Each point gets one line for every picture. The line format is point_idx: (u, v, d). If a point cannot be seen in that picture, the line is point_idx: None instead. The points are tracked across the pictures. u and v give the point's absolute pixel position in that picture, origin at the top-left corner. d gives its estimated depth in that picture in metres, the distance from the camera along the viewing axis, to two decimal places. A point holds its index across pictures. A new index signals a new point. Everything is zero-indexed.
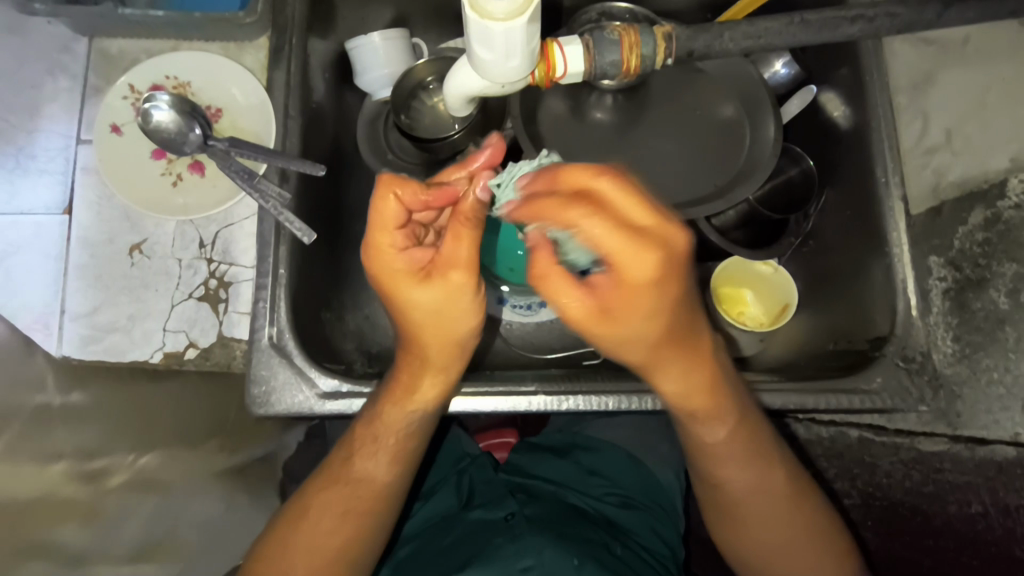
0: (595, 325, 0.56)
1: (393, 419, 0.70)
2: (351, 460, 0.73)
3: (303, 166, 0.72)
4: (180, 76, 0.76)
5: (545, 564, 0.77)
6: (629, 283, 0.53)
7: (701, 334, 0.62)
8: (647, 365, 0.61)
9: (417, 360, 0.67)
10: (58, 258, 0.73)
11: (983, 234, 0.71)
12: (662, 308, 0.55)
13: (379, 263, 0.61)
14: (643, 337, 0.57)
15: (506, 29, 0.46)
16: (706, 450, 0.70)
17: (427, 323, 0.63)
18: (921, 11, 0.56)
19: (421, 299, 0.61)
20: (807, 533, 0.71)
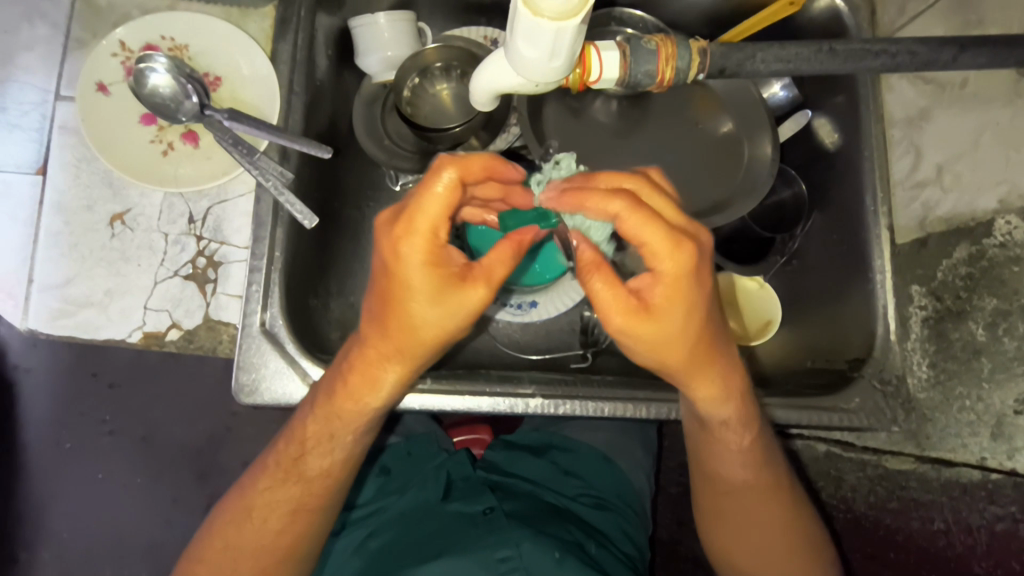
0: (634, 322, 0.54)
1: (348, 410, 0.64)
2: (304, 459, 0.68)
3: (306, 145, 0.68)
4: (177, 38, 0.71)
5: (523, 556, 0.78)
6: (669, 274, 0.52)
7: (734, 364, 0.62)
8: (680, 373, 0.59)
9: (388, 354, 0.61)
10: (27, 223, 0.68)
11: (966, 269, 0.71)
12: (681, 334, 0.55)
13: (416, 254, 0.54)
14: (677, 337, 0.54)
15: (555, 29, 0.44)
16: (709, 442, 0.70)
17: (427, 325, 0.58)
18: (938, 52, 0.58)
19: (425, 308, 0.56)
20: (777, 540, 0.73)
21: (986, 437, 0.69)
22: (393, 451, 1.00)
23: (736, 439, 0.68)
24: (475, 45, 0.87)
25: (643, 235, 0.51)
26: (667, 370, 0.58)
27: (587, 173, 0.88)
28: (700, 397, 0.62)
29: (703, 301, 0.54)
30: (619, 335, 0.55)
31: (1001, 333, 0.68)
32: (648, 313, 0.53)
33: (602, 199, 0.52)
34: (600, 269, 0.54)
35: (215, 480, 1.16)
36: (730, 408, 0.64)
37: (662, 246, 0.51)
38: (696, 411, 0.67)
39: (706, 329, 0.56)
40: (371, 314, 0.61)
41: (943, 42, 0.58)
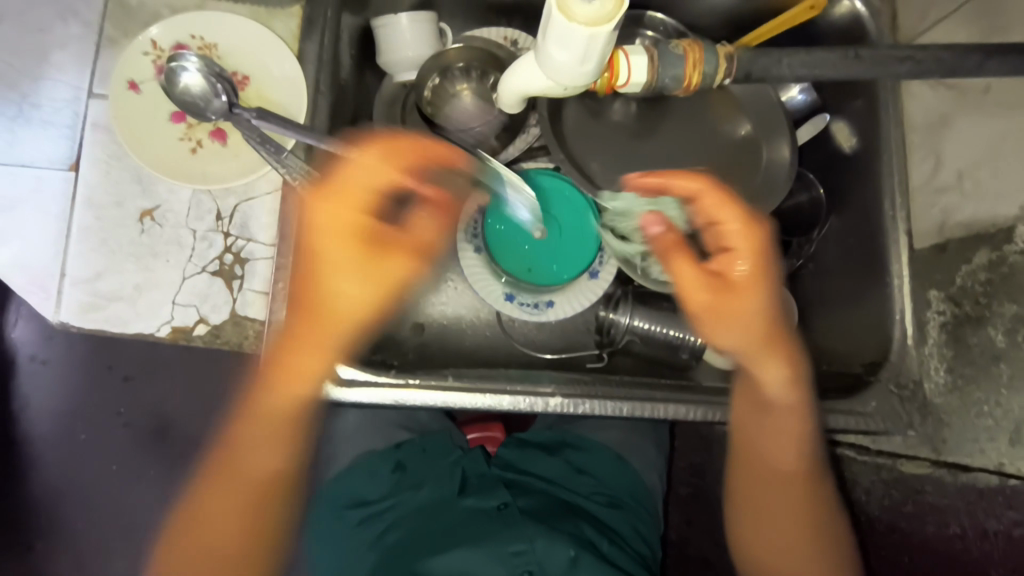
0: (718, 299, 0.69)
1: (287, 382, 0.69)
2: (235, 458, 0.72)
3: (331, 143, 0.68)
4: (206, 37, 0.72)
5: (537, 551, 0.82)
6: (755, 263, 0.68)
7: (794, 348, 0.74)
8: (741, 350, 0.71)
9: (297, 321, 0.67)
10: (60, 218, 0.69)
11: (986, 275, 0.71)
12: (755, 309, 0.69)
13: (338, 220, 0.66)
14: (750, 315, 0.69)
15: (590, 34, 0.45)
16: (765, 430, 0.75)
17: (330, 297, 0.67)
18: (965, 59, 0.58)
19: (356, 282, 0.67)
20: (795, 536, 0.75)
21: (1004, 443, 0.69)
22: (408, 446, 1.00)
23: (790, 424, 0.74)
24: (495, 44, 0.88)
25: (722, 215, 0.68)
26: (740, 350, 0.71)
27: (606, 174, 0.89)
28: (769, 377, 0.73)
29: (774, 287, 0.70)
30: (702, 310, 0.69)
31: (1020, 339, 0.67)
32: (733, 290, 0.69)
33: (689, 178, 0.69)
34: (680, 249, 0.69)
35: None
36: (792, 393, 0.73)
37: (735, 227, 0.68)
38: (759, 397, 0.75)
39: (776, 310, 0.71)
40: (304, 273, 0.68)
41: (970, 49, 0.58)
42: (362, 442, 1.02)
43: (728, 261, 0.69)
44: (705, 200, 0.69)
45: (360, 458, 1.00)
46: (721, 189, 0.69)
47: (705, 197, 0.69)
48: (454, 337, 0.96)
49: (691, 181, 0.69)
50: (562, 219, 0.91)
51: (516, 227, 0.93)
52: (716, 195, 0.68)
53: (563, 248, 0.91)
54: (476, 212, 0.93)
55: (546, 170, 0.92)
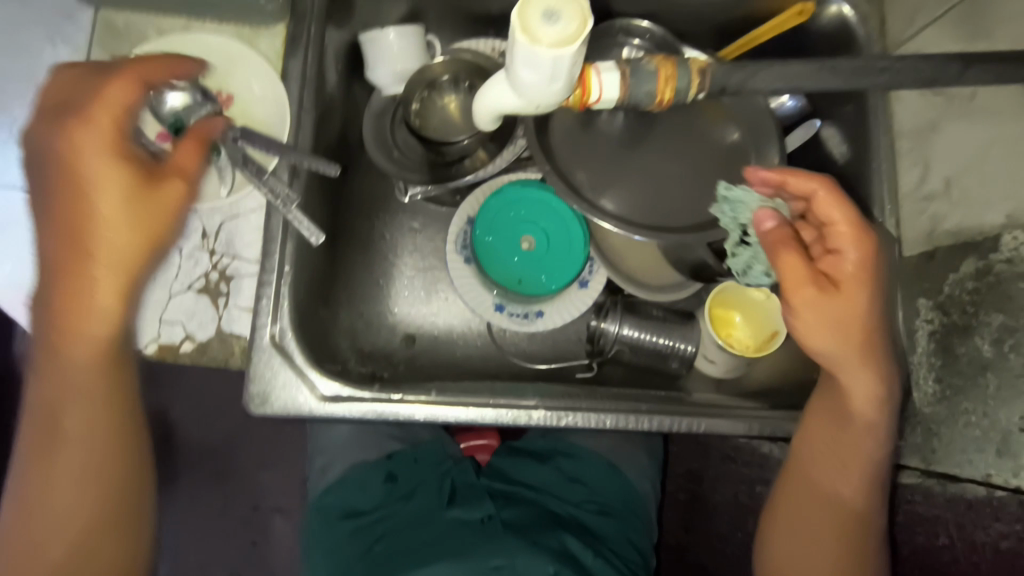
0: (825, 293, 0.67)
1: (61, 368, 0.60)
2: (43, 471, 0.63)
3: (314, 164, 0.70)
4: (189, 55, 0.72)
5: (517, 566, 0.80)
6: (860, 257, 0.67)
7: (890, 364, 0.70)
8: (836, 356, 0.68)
9: (86, 266, 0.58)
10: None
11: (973, 284, 0.70)
12: (863, 307, 0.67)
13: (86, 157, 0.57)
14: (855, 315, 0.67)
15: (555, 56, 0.46)
16: (825, 452, 0.73)
17: (92, 225, 0.57)
18: (943, 69, 0.58)
19: (111, 226, 0.57)
20: (796, 548, 0.75)
21: (991, 454, 0.67)
22: (400, 457, 1.02)
23: (866, 448, 0.72)
24: (483, 57, 0.88)
25: (834, 215, 0.69)
26: (833, 355, 0.68)
27: (593, 183, 0.88)
28: (856, 392, 0.70)
29: (878, 287, 0.68)
30: (805, 305, 0.67)
31: (1007, 350, 0.66)
32: (838, 289, 0.67)
33: (809, 176, 0.70)
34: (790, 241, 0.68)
35: (231, 480, 1.22)
36: (873, 411, 0.70)
37: (847, 228, 0.68)
38: (838, 411, 0.72)
39: (879, 322, 0.69)
40: (55, 215, 0.57)
41: (947, 59, 0.58)
42: (356, 452, 1.05)
43: (839, 258, 0.68)
44: (819, 196, 0.69)
45: (352, 470, 1.03)
46: (839, 189, 0.69)
47: (823, 196, 0.69)
48: (445, 346, 0.97)
49: (811, 180, 0.70)
50: (550, 231, 0.93)
51: (505, 237, 0.93)
52: (831, 191, 0.69)
53: (553, 260, 0.93)
54: (466, 225, 0.95)
55: (537, 181, 0.95)
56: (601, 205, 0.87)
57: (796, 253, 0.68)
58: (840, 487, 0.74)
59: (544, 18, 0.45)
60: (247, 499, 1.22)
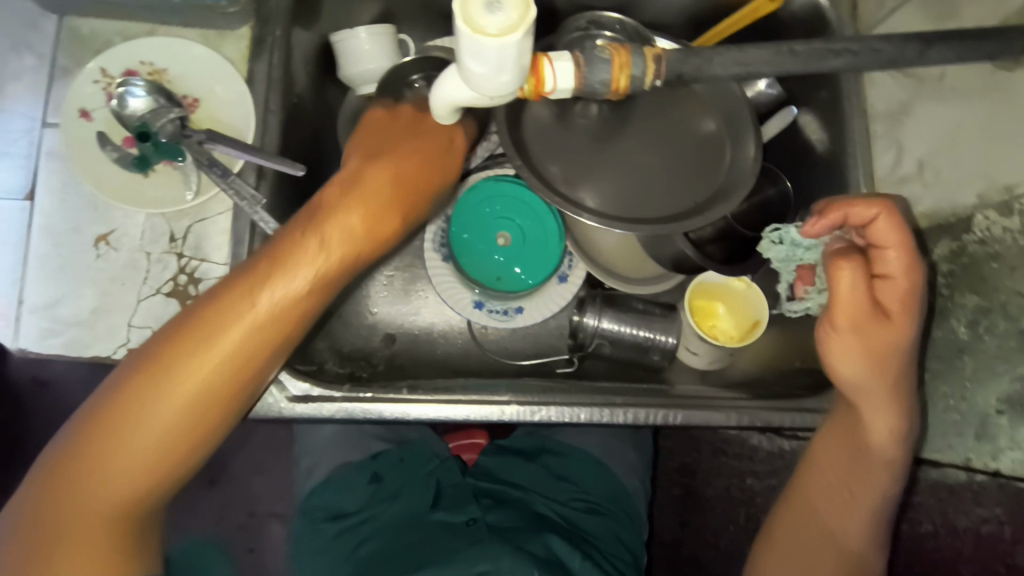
0: (868, 324, 0.64)
1: (279, 270, 0.65)
2: (143, 414, 0.61)
3: (279, 163, 0.69)
4: (156, 62, 0.73)
5: (502, 570, 0.79)
6: (909, 292, 0.63)
7: (911, 396, 0.68)
8: (858, 387, 0.67)
9: (374, 198, 0.70)
10: (17, 246, 0.70)
11: (948, 266, 0.69)
12: (898, 346, 0.64)
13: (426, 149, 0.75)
14: (888, 351, 0.65)
15: (498, 46, 0.45)
16: (827, 477, 0.72)
17: (382, 173, 0.72)
18: (904, 49, 0.57)
19: (405, 196, 0.73)
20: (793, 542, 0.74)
21: (970, 438, 0.66)
22: (385, 458, 1.02)
23: (877, 484, 0.70)
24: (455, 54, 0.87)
25: (887, 239, 0.62)
26: (864, 385, 0.66)
27: (567, 178, 0.88)
28: (876, 426, 0.68)
29: (919, 322, 0.65)
30: (842, 338, 0.65)
31: (982, 331, 0.65)
32: (888, 318, 0.64)
33: (872, 202, 0.62)
34: (849, 259, 0.63)
35: (225, 485, 1.22)
36: (893, 448, 0.69)
37: (906, 254, 0.62)
38: (854, 444, 0.70)
39: (915, 352, 0.66)
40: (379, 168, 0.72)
41: (908, 38, 0.57)
42: (343, 452, 1.05)
43: (888, 288, 0.64)
44: (879, 224, 0.63)
45: (337, 471, 1.02)
46: (898, 213, 0.62)
47: (882, 221, 0.62)
48: (426, 346, 0.96)
49: (873, 205, 0.63)
50: (526, 227, 0.94)
51: (482, 234, 0.94)
52: (892, 219, 0.62)
53: (530, 254, 0.94)
54: (442, 223, 0.95)
55: (510, 176, 0.95)
56: (579, 198, 0.87)
57: (851, 277, 0.63)
58: (847, 524, 0.72)
59: (485, 7, 0.45)
60: (240, 504, 1.22)
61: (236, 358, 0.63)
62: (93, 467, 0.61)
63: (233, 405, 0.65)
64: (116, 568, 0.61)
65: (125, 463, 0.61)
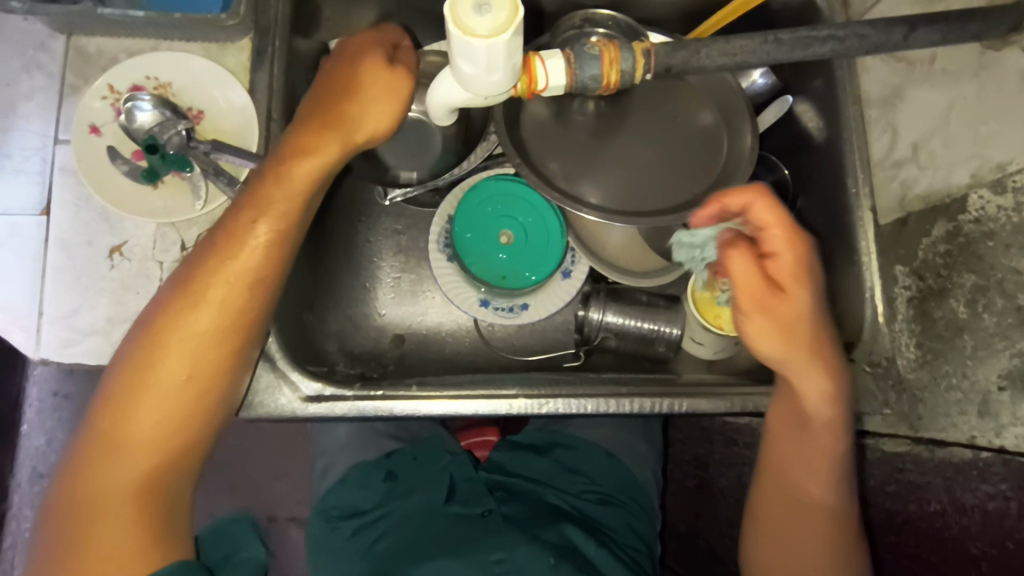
0: (765, 300, 0.64)
1: (233, 239, 0.67)
2: (133, 409, 0.64)
3: (235, 154, 0.71)
4: (160, 77, 0.75)
5: (517, 559, 0.82)
6: (800, 264, 0.64)
7: (837, 361, 0.68)
8: (782, 361, 0.67)
9: (323, 137, 0.70)
10: (34, 260, 0.72)
11: (944, 246, 0.70)
12: (803, 315, 0.65)
13: (367, 80, 0.70)
14: (794, 322, 0.65)
15: (488, 45, 0.47)
16: (802, 452, 0.72)
17: (335, 114, 0.70)
18: (888, 33, 0.58)
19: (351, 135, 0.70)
20: (779, 510, 0.76)
21: (973, 415, 0.67)
22: (399, 456, 1.04)
23: (829, 443, 0.71)
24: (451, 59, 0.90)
25: (767, 221, 0.64)
26: (784, 359, 0.66)
27: (566, 174, 0.89)
28: (808, 393, 0.68)
29: (817, 291, 0.65)
30: (750, 317, 0.65)
31: (981, 309, 0.66)
32: (785, 293, 0.64)
33: (743, 190, 0.64)
34: (736, 245, 0.65)
35: (243, 489, 1.25)
36: (830, 410, 0.69)
37: (791, 236, 0.63)
38: (798, 413, 0.71)
39: (821, 318, 0.66)
40: (326, 104, 0.71)
41: (893, 23, 0.58)
42: (356, 452, 1.07)
43: (778, 267, 0.64)
44: (754, 207, 0.64)
45: (353, 469, 1.04)
46: (772, 195, 0.64)
47: (757, 206, 0.64)
48: (434, 344, 0.98)
49: (746, 193, 0.64)
50: (529, 225, 0.94)
51: (483, 232, 0.94)
52: (766, 201, 0.63)
53: (534, 250, 0.94)
54: (446, 223, 0.96)
55: (510, 175, 0.95)
56: (580, 193, 0.88)
57: (743, 260, 0.64)
58: (812, 490, 0.74)
59: (474, 9, 0.46)
60: (260, 507, 1.25)
61: (217, 312, 0.66)
62: (92, 472, 0.63)
63: (211, 384, 0.67)
64: (142, 559, 0.61)
65: (137, 442, 0.64)
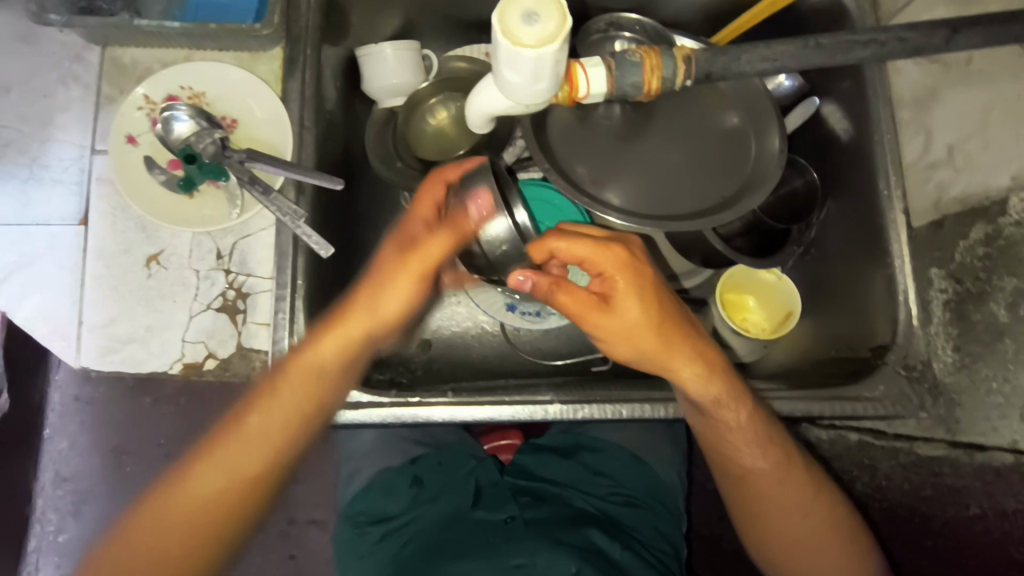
0: (597, 316, 0.67)
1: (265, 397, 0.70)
2: (145, 534, 0.66)
3: (319, 178, 0.72)
4: (195, 86, 0.75)
5: (538, 564, 0.82)
6: (612, 274, 0.68)
7: (702, 341, 0.71)
8: (655, 356, 0.69)
9: (345, 317, 0.71)
10: (73, 270, 0.73)
11: (984, 249, 0.71)
12: (631, 312, 0.67)
13: (390, 269, 0.71)
14: (640, 323, 0.67)
15: (537, 56, 0.47)
16: (722, 438, 0.74)
17: (370, 292, 0.71)
18: (930, 36, 0.58)
19: (370, 313, 0.71)
20: (759, 496, 0.76)
21: (1015, 419, 0.68)
22: (425, 461, 1.04)
23: (732, 415, 0.72)
24: (477, 63, 0.91)
25: (579, 252, 0.68)
26: (648, 355, 0.69)
27: (594, 178, 0.89)
28: (682, 376, 0.70)
29: (653, 292, 0.68)
30: (600, 333, 0.68)
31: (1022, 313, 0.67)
32: (607, 304, 0.67)
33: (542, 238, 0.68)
34: (559, 283, 0.68)
35: None
36: (709, 386, 0.70)
37: (601, 254, 0.67)
38: (689, 399, 0.73)
39: (672, 307, 0.69)
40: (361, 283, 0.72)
41: (935, 25, 0.58)
42: (382, 457, 1.07)
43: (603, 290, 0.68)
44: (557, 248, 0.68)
45: (379, 475, 1.05)
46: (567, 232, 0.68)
47: (560, 243, 0.68)
48: (461, 350, 0.98)
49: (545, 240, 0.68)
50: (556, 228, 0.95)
51: None
52: (565, 238, 0.68)
53: None
54: None
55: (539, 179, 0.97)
56: (605, 197, 0.87)
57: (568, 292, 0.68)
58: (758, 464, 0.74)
59: (523, 19, 0.46)
60: (284, 510, 1.26)
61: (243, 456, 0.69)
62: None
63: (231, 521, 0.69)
64: None
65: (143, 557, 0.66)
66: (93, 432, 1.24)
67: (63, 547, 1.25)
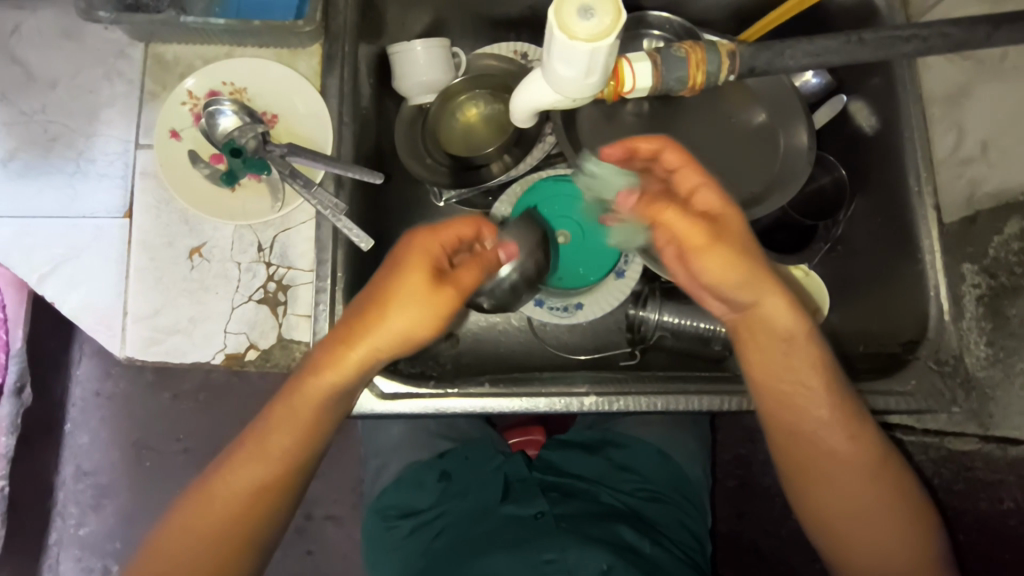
0: (709, 234, 0.65)
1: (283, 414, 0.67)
2: (181, 539, 0.67)
3: (359, 172, 0.73)
4: (236, 82, 0.77)
5: (568, 560, 0.82)
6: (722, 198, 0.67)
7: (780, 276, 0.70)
8: (754, 280, 0.65)
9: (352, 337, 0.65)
10: (118, 261, 0.74)
11: (1019, 244, 0.71)
12: (740, 229, 0.66)
13: (410, 292, 0.64)
14: (743, 239, 0.65)
15: (592, 50, 0.49)
16: (800, 411, 0.71)
17: (378, 310, 0.65)
18: (973, 32, 0.58)
19: (381, 336, 0.65)
20: (830, 479, 0.72)
21: None
22: (452, 456, 1.05)
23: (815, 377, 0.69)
24: (505, 60, 0.92)
25: (674, 163, 0.70)
26: (748, 280, 0.65)
27: None
28: (777, 313, 0.67)
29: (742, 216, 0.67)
30: (712, 255, 0.65)
31: None
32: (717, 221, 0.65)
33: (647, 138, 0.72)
34: (665, 203, 0.67)
35: None
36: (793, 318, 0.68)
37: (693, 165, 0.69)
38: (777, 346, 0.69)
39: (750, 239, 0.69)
40: (371, 295, 0.65)
41: (977, 21, 0.58)
42: (408, 451, 1.08)
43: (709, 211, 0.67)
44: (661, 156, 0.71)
45: (406, 469, 1.06)
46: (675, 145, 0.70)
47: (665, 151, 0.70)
48: (489, 345, 0.99)
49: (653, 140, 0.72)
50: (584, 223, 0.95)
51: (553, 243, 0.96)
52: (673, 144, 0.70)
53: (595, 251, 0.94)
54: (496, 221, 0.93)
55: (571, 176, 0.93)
56: None
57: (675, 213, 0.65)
58: (838, 444, 0.71)
59: (579, 14, 0.48)
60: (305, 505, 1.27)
61: (266, 468, 0.68)
62: None
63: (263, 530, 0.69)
64: None
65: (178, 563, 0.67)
66: (119, 426, 1.26)
67: (85, 540, 1.26)
